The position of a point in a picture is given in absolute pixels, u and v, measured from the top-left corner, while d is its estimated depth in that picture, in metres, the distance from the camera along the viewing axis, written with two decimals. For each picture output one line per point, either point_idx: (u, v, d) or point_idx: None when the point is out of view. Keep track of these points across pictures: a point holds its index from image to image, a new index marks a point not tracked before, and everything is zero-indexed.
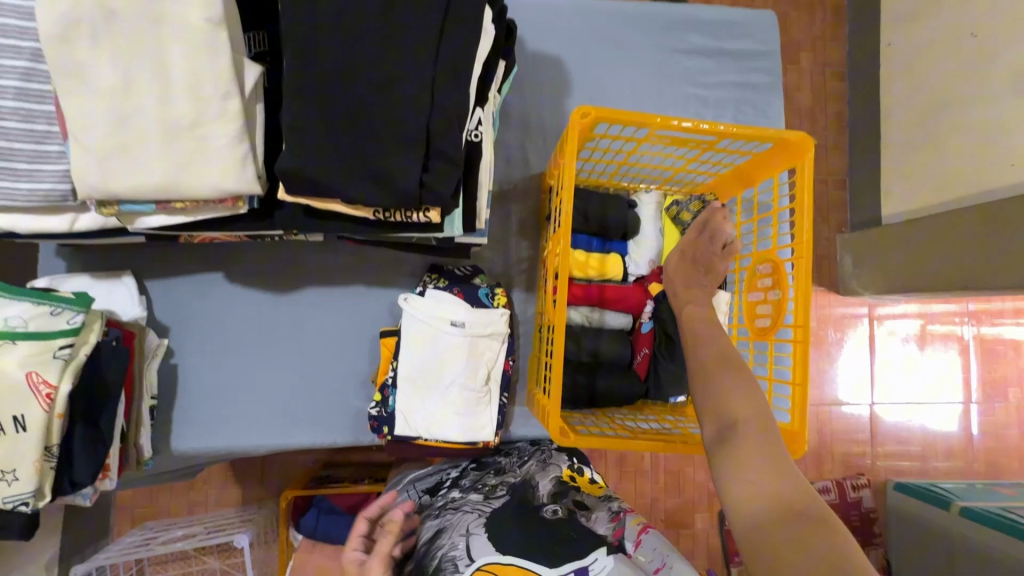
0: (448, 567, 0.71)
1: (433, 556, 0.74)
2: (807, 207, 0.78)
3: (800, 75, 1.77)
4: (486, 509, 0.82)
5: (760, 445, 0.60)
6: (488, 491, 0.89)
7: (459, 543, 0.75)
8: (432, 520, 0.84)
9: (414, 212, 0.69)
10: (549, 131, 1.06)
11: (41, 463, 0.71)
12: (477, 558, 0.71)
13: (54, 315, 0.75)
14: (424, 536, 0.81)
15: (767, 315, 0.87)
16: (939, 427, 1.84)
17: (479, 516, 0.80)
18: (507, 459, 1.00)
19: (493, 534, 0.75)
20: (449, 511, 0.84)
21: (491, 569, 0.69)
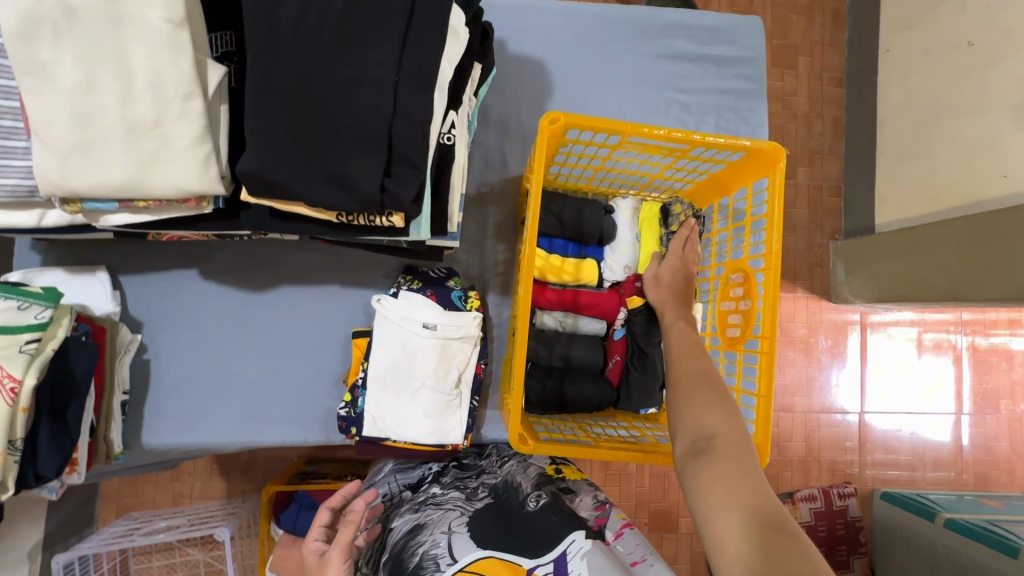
0: (429, 565, 0.73)
1: (413, 554, 0.77)
2: (777, 218, 0.78)
3: (796, 80, 1.76)
4: (468, 509, 0.84)
5: (738, 462, 0.59)
6: (470, 491, 0.90)
7: (440, 541, 0.77)
8: (408, 515, 0.86)
9: (377, 216, 0.69)
10: (529, 134, 1.05)
11: (5, 457, 0.71)
12: (460, 558, 0.73)
13: (21, 309, 0.75)
14: (399, 529, 0.84)
15: (737, 324, 0.86)
16: (929, 437, 1.83)
17: (461, 516, 0.82)
18: (490, 461, 1.00)
19: (474, 532, 0.77)
20: (428, 508, 0.86)
21: (473, 567, 0.71)
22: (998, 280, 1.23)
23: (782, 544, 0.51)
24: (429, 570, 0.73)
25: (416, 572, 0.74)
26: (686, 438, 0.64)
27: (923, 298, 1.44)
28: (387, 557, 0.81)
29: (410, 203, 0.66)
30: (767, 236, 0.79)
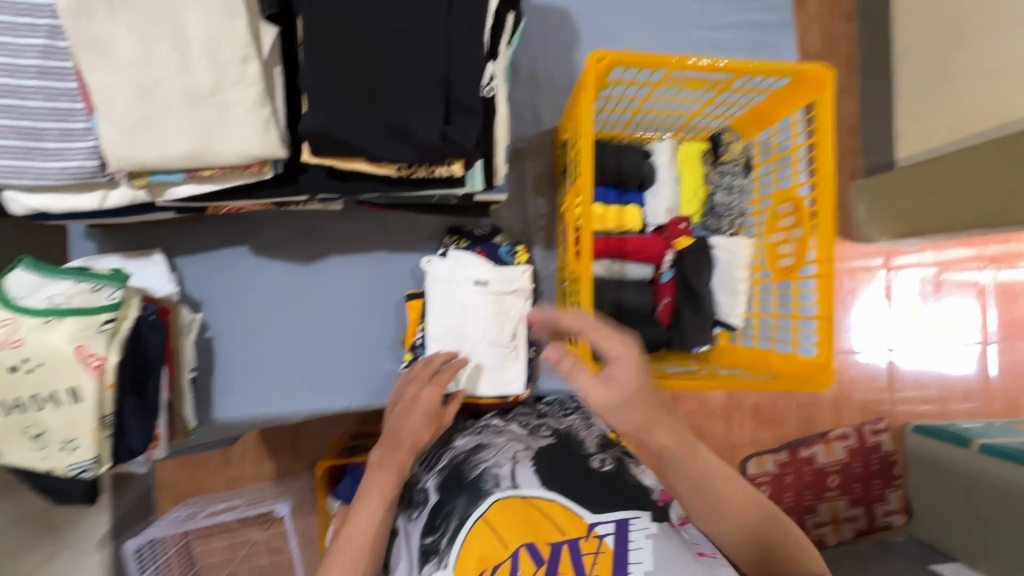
0: (489, 480, 0.75)
1: (474, 467, 0.78)
2: (829, 142, 0.77)
3: (809, 18, 1.72)
4: (532, 444, 0.84)
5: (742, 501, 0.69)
6: (533, 429, 0.91)
7: (503, 464, 0.78)
8: (473, 436, 0.89)
9: (438, 166, 0.70)
10: (559, 84, 1.04)
11: (99, 434, 0.74)
12: (521, 486, 0.73)
13: (95, 291, 0.77)
14: (462, 446, 0.87)
15: (790, 254, 0.87)
16: (957, 370, 1.84)
17: (526, 448, 0.82)
18: (553, 409, 1.01)
19: (539, 467, 0.77)
20: (493, 433, 0.88)
21: (531, 500, 0.71)
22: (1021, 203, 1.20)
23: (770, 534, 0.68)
24: (488, 484, 0.74)
25: (474, 483, 0.75)
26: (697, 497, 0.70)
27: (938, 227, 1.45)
28: (445, 465, 0.84)
29: (472, 148, 0.67)
30: (819, 159, 0.79)
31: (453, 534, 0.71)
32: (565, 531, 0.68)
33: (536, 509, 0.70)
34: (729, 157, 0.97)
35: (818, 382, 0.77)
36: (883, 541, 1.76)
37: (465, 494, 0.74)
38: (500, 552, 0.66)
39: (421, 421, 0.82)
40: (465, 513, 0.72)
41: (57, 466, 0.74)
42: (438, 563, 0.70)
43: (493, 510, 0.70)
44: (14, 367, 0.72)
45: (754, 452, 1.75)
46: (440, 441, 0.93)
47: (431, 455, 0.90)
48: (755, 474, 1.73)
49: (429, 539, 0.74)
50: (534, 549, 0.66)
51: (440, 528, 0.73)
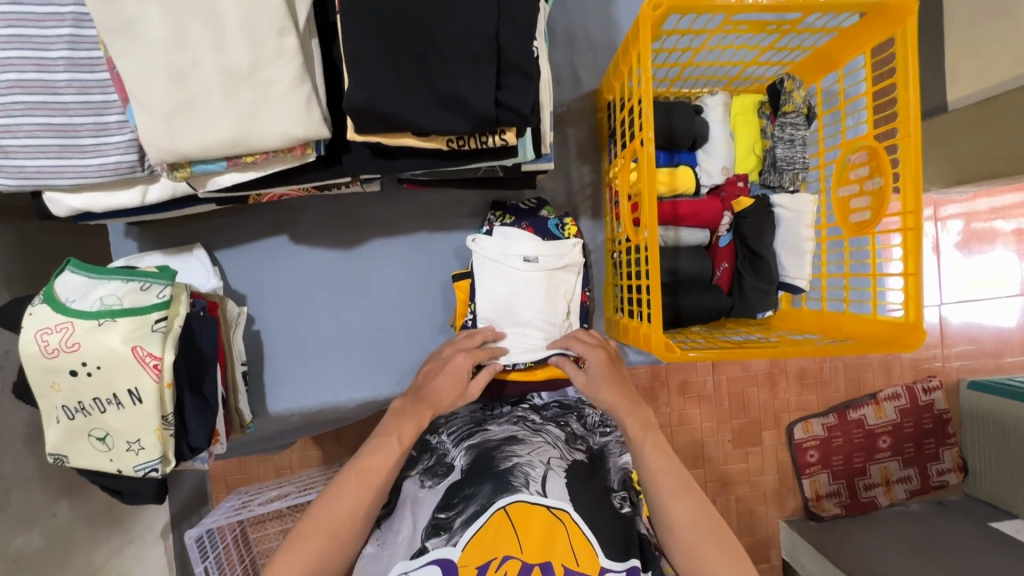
0: (519, 477, 0.70)
1: (506, 459, 0.74)
2: (914, 78, 0.70)
3: None
4: (568, 455, 0.78)
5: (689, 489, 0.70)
6: (571, 436, 0.85)
7: (536, 466, 0.73)
8: (508, 426, 0.84)
9: (490, 136, 0.65)
10: (598, 42, 0.98)
11: (163, 432, 0.74)
12: (550, 497, 0.68)
13: (144, 290, 0.75)
14: (495, 432, 0.82)
15: (865, 208, 0.80)
16: (1012, 321, 1.75)
17: (561, 457, 0.76)
18: (594, 413, 0.92)
19: (572, 480, 0.72)
20: (529, 429, 0.83)
21: (560, 516, 0.66)
22: None
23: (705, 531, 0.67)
24: (518, 481, 0.70)
25: (504, 475, 0.71)
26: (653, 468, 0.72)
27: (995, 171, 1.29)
28: (475, 445, 0.80)
29: (529, 114, 0.62)
30: (902, 100, 0.72)
31: (470, 518, 0.67)
32: (581, 562, 0.64)
33: (562, 528, 0.66)
34: (791, 107, 0.88)
35: (909, 342, 0.70)
36: (938, 501, 1.71)
37: (492, 482, 0.70)
38: (517, 554, 0.64)
39: (449, 384, 0.80)
40: (488, 500, 0.68)
41: (125, 466, 0.74)
42: (447, 540, 0.66)
43: (520, 509, 0.66)
44: (74, 371, 0.71)
45: (801, 417, 1.69)
46: (472, 421, 0.88)
47: (461, 429, 0.86)
48: (802, 439, 1.67)
49: (443, 513, 0.69)
50: (549, 568, 0.63)
51: (458, 506, 0.69)
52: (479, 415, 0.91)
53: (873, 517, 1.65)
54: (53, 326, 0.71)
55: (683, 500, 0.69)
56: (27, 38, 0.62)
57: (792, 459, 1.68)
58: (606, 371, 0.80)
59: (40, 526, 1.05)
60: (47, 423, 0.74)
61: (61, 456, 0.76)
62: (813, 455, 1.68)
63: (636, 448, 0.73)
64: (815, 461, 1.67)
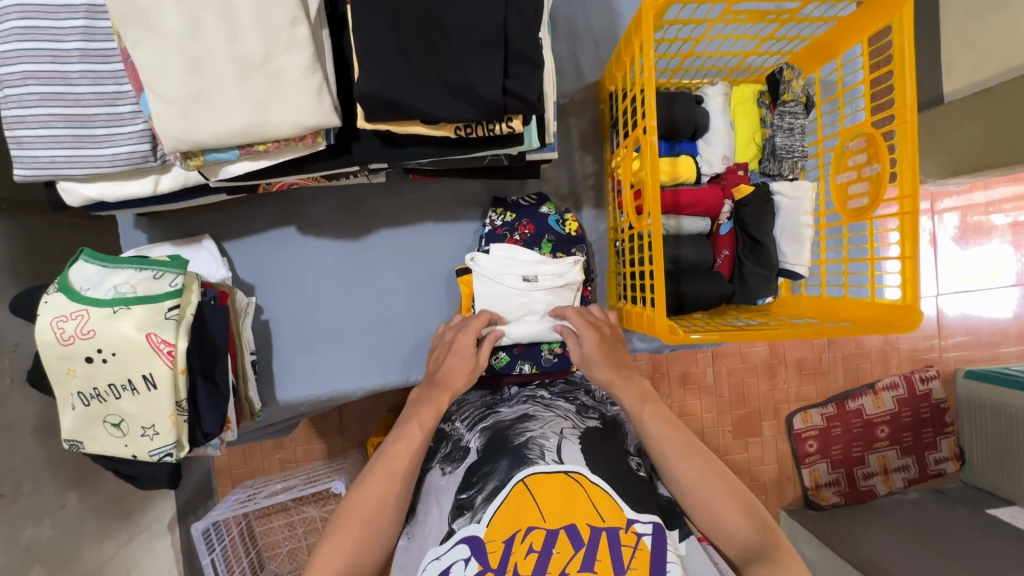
0: (534, 450, 0.72)
1: (520, 434, 0.76)
2: (910, 65, 0.71)
3: None
4: (581, 423, 0.81)
5: (701, 454, 0.74)
6: (581, 407, 0.88)
7: (549, 437, 0.75)
8: (519, 405, 0.86)
9: (497, 124, 0.66)
10: (600, 33, 0.99)
11: (177, 417, 0.75)
12: (567, 462, 0.70)
13: (157, 278, 0.76)
14: (507, 412, 0.84)
15: (863, 194, 0.82)
16: (1007, 312, 1.77)
17: (573, 426, 0.79)
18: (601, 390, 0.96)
19: (586, 447, 0.74)
20: (540, 406, 0.85)
21: (577, 478, 0.68)
22: None
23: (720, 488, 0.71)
24: (533, 454, 0.72)
25: (519, 449, 0.73)
26: (660, 438, 0.75)
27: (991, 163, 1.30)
28: (488, 427, 0.81)
29: (535, 102, 0.63)
30: (898, 87, 0.73)
31: (491, 494, 0.69)
32: (605, 519, 0.65)
33: (580, 489, 0.67)
34: (790, 96, 0.89)
35: (906, 323, 0.71)
36: (937, 489, 1.73)
37: (508, 457, 0.72)
38: (541, 523, 0.65)
39: (458, 362, 0.82)
40: (507, 476, 0.70)
41: (140, 452, 0.76)
42: (472, 518, 0.68)
43: (538, 479, 0.68)
44: (89, 358, 0.73)
45: (800, 408, 1.71)
46: (484, 406, 0.90)
47: (473, 414, 0.88)
48: (802, 429, 1.69)
49: (464, 493, 0.72)
50: (574, 531, 0.64)
51: (477, 484, 0.71)
52: (491, 399, 0.93)
53: (872, 505, 1.67)
54: (68, 314, 0.73)
55: (693, 463, 0.72)
56: (43, 30, 0.64)
57: (791, 448, 1.70)
58: (600, 352, 0.81)
59: (50, 518, 1.06)
60: (63, 410, 0.75)
61: (77, 442, 0.77)
62: (812, 445, 1.70)
63: (639, 421, 0.77)
64: (814, 451, 1.69)
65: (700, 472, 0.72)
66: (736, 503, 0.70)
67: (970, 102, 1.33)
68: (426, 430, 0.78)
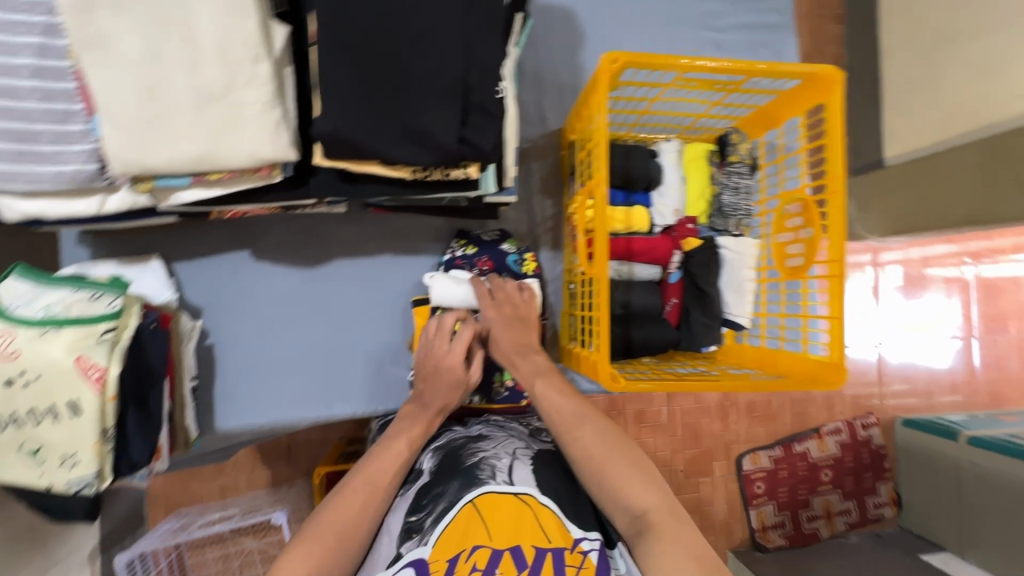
0: (485, 470, 0.71)
1: (472, 455, 0.75)
2: (840, 141, 0.78)
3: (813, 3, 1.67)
4: (532, 444, 0.82)
5: (596, 422, 0.71)
6: (534, 430, 0.89)
7: (502, 457, 0.75)
8: (474, 426, 0.87)
9: (453, 169, 0.69)
10: (565, 84, 1.04)
11: (101, 446, 0.72)
12: (517, 484, 0.69)
13: (94, 299, 0.74)
14: (463, 432, 0.85)
15: (799, 254, 0.87)
16: (943, 364, 1.88)
17: (526, 446, 0.79)
18: None
19: (536, 468, 0.74)
20: (493, 427, 0.86)
21: (526, 501, 0.67)
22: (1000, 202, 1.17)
23: (616, 454, 0.69)
24: (484, 474, 0.70)
25: (471, 470, 0.72)
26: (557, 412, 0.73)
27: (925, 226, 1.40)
28: (442, 447, 0.81)
29: (490, 151, 0.66)
30: (829, 160, 0.80)
31: (440, 515, 0.67)
32: (552, 539, 0.65)
33: (529, 511, 0.66)
34: (736, 157, 0.96)
35: (832, 381, 0.76)
36: (876, 533, 1.79)
37: (460, 478, 0.71)
38: (486, 542, 0.64)
39: (447, 388, 0.80)
40: (456, 497, 0.68)
41: (56, 482, 0.71)
42: (419, 541, 0.66)
43: (487, 501, 0.66)
44: (10, 380, 0.69)
45: (750, 449, 1.75)
46: (439, 425, 0.91)
47: (428, 434, 0.89)
48: (751, 470, 1.73)
49: (414, 516, 0.70)
50: (519, 553, 0.63)
51: (427, 507, 0.70)
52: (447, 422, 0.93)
53: (816, 548, 1.71)
54: None
55: (582, 432, 0.71)
56: None
57: (741, 489, 1.73)
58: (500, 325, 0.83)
59: None
60: None
61: None
62: (760, 486, 1.74)
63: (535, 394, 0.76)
64: (761, 492, 1.73)
65: (598, 441, 0.70)
66: (628, 469, 0.68)
67: (904, 169, 1.44)
68: (415, 446, 0.76)
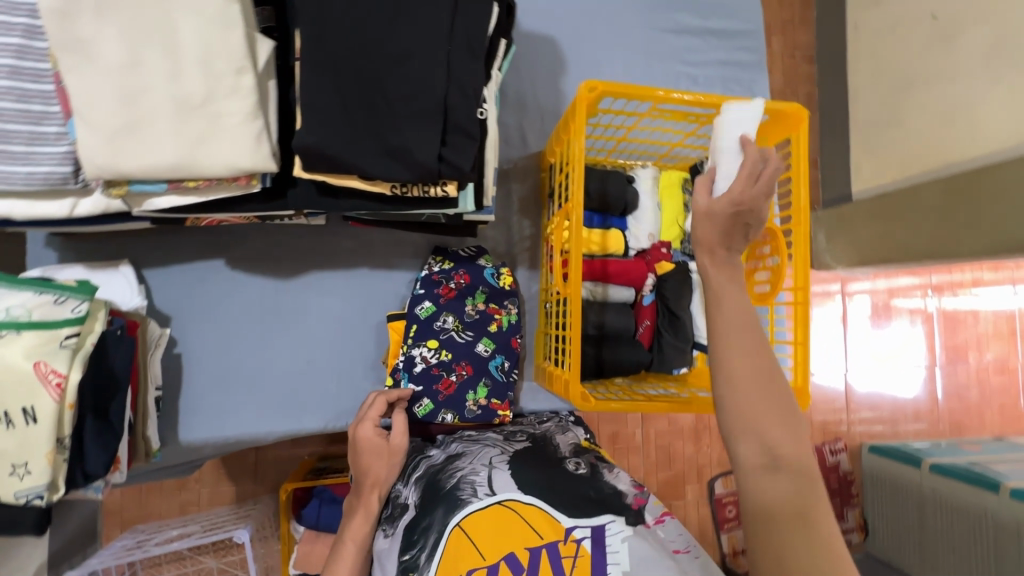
0: (466, 489, 0.71)
1: (451, 476, 0.74)
2: (804, 174, 0.82)
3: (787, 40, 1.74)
4: (507, 449, 0.81)
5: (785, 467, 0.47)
6: (509, 434, 0.89)
7: (480, 471, 0.74)
8: (449, 446, 0.84)
9: (433, 186, 0.71)
10: (546, 109, 1.07)
11: (54, 456, 0.69)
12: (499, 493, 0.69)
13: (58, 303, 0.72)
14: (439, 455, 0.82)
15: (766, 280, 0.91)
16: (907, 392, 1.93)
17: (501, 454, 0.79)
18: (528, 418, 1.01)
19: (514, 469, 0.74)
20: (468, 442, 0.84)
21: (510, 505, 0.67)
22: (957, 239, 1.23)
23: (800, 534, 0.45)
24: (466, 493, 0.70)
25: (451, 493, 0.71)
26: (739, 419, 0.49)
27: (882, 259, 1.46)
28: (422, 476, 0.79)
29: (469, 171, 0.68)
30: (794, 193, 0.84)
31: (433, 549, 0.67)
32: (544, 535, 0.65)
33: (515, 516, 0.66)
34: None
35: (797, 404, 0.79)
36: None
37: (443, 504, 0.70)
38: (479, 563, 0.63)
39: (371, 459, 0.80)
40: (444, 525, 0.68)
41: (3, 492, 0.68)
42: None
43: (472, 521, 0.66)
44: None
45: (721, 473, 1.76)
46: (415, 449, 0.89)
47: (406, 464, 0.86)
48: (722, 494, 1.74)
49: (408, 554, 0.70)
50: (513, 560, 0.63)
51: (419, 542, 0.69)
52: (424, 444, 0.91)
53: None
54: None
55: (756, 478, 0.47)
56: None
57: (711, 513, 1.74)
58: (708, 218, 0.59)
59: None
60: None
61: None
62: (730, 510, 1.75)
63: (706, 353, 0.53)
64: (732, 516, 1.74)
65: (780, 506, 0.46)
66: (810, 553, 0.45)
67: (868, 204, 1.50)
68: (358, 541, 0.78)
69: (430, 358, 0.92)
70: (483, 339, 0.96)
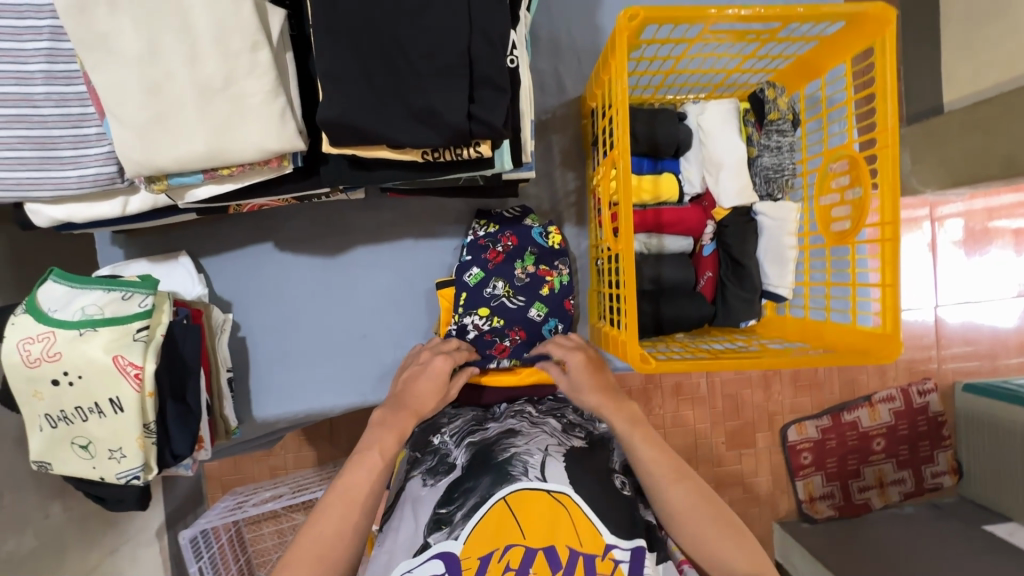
0: (518, 466, 0.69)
1: (504, 451, 0.72)
2: (892, 87, 0.69)
3: None
4: (565, 441, 0.77)
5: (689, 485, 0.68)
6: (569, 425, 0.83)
7: (534, 454, 0.71)
8: (508, 422, 0.83)
9: (465, 148, 0.66)
10: (582, 49, 0.97)
11: (144, 440, 0.75)
12: (550, 481, 0.67)
13: (126, 299, 0.76)
14: (493, 430, 0.80)
15: (846, 217, 0.80)
16: (1008, 324, 1.73)
17: (559, 444, 0.75)
18: None
19: (571, 466, 0.71)
20: (527, 423, 0.82)
21: (560, 499, 0.65)
22: None
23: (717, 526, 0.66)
24: (516, 471, 0.68)
25: (502, 466, 0.69)
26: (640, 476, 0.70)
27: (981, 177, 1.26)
28: (475, 442, 0.77)
29: (501, 127, 0.62)
30: (878, 112, 0.71)
31: (471, 510, 0.66)
32: (584, 542, 0.63)
33: (563, 512, 0.64)
34: (776, 114, 0.86)
35: (887, 351, 0.69)
36: (933, 503, 1.69)
37: (490, 474, 0.69)
38: (520, 541, 0.63)
39: (430, 391, 0.80)
40: (487, 494, 0.66)
41: (107, 473, 0.75)
42: (449, 533, 0.65)
43: (518, 500, 0.65)
44: (55, 380, 0.73)
45: (795, 420, 1.68)
46: (473, 420, 0.86)
47: (462, 429, 0.83)
48: (796, 441, 1.66)
49: (444, 508, 0.68)
50: (553, 553, 0.62)
51: (457, 500, 0.68)
52: (481, 414, 0.88)
53: (868, 519, 1.64)
54: (34, 336, 0.72)
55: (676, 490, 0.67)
56: (5, 51, 0.63)
57: (785, 460, 1.67)
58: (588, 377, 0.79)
59: (34, 528, 1.00)
60: (31, 431, 0.75)
61: (45, 464, 0.77)
62: (806, 457, 1.67)
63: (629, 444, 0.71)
64: (808, 463, 1.66)
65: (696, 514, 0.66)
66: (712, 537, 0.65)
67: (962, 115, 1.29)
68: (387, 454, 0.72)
69: (482, 326, 0.91)
70: (535, 303, 0.92)
